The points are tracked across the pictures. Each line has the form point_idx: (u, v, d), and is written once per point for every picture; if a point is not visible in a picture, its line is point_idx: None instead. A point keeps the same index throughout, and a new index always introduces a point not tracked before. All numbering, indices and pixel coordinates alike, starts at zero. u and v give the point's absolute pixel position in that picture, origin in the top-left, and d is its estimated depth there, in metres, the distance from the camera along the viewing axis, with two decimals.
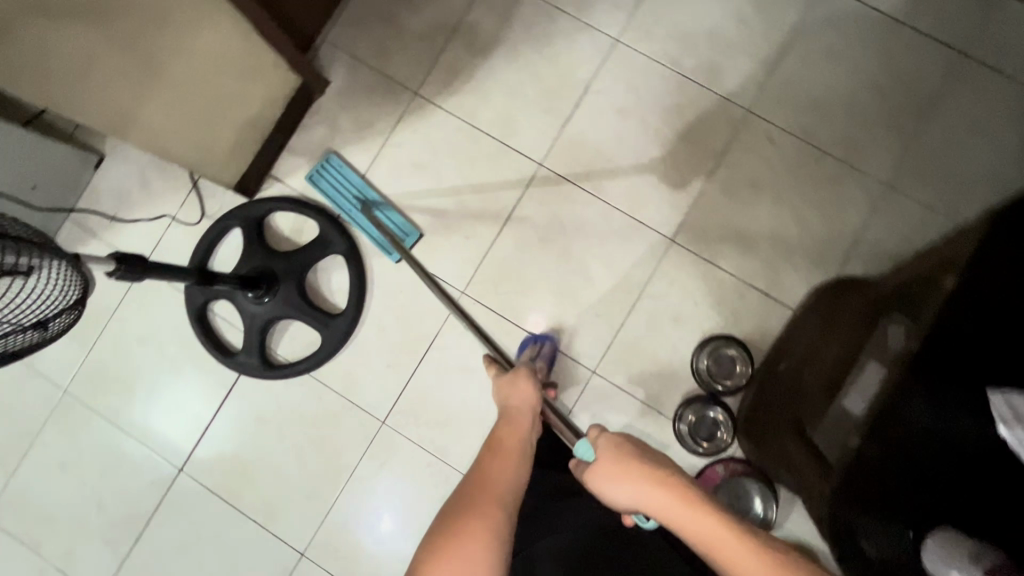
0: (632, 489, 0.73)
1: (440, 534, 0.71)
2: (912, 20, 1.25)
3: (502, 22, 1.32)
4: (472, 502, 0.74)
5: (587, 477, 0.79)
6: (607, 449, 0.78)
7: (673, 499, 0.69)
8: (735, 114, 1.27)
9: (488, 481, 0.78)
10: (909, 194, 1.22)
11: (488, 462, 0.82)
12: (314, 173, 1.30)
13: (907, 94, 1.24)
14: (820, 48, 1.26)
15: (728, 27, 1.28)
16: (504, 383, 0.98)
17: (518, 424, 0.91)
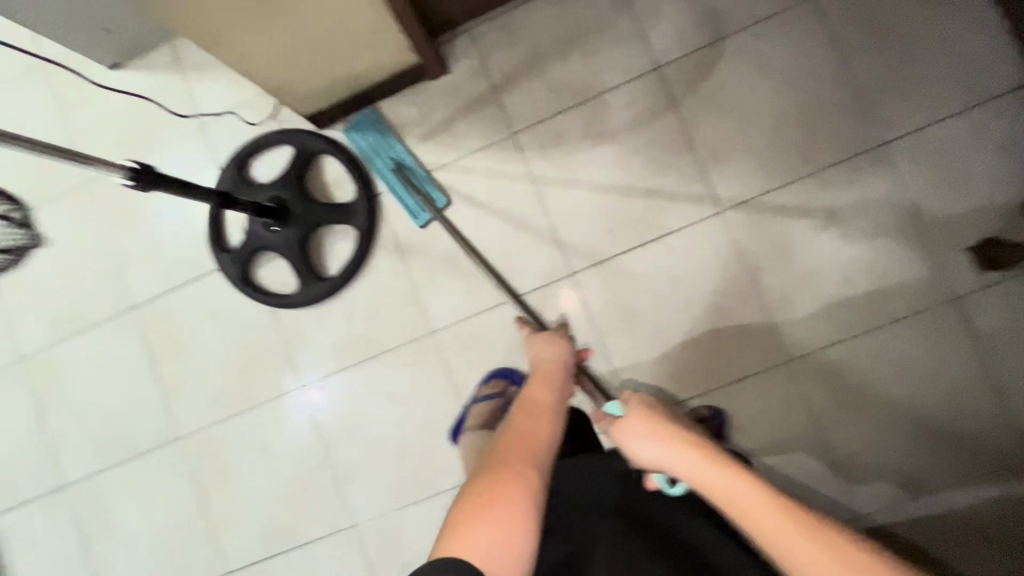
0: (659, 450, 0.72)
1: (469, 507, 0.68)
2: (1009, 393, 1.13)
3: (633, 124, 1.24)
4: (501, 469, 0.72)
5: (614, 431, 0.78)
6: (637, 409, 0.77)
7: (706, 464, 0.68)
8: (772, 355, 1.18)
9: (517, 442, 0.77)
10: (892, 542, 1.14)
11: (518, 421, 0.81)
12: (353, 123, 1.28)
13: (951, 450, 1.13)
14: (896, 355, 1.15)
15: (827, 274, 1.17)
16: (539, 342, 0.98)
17: (551, 379, 0.91)
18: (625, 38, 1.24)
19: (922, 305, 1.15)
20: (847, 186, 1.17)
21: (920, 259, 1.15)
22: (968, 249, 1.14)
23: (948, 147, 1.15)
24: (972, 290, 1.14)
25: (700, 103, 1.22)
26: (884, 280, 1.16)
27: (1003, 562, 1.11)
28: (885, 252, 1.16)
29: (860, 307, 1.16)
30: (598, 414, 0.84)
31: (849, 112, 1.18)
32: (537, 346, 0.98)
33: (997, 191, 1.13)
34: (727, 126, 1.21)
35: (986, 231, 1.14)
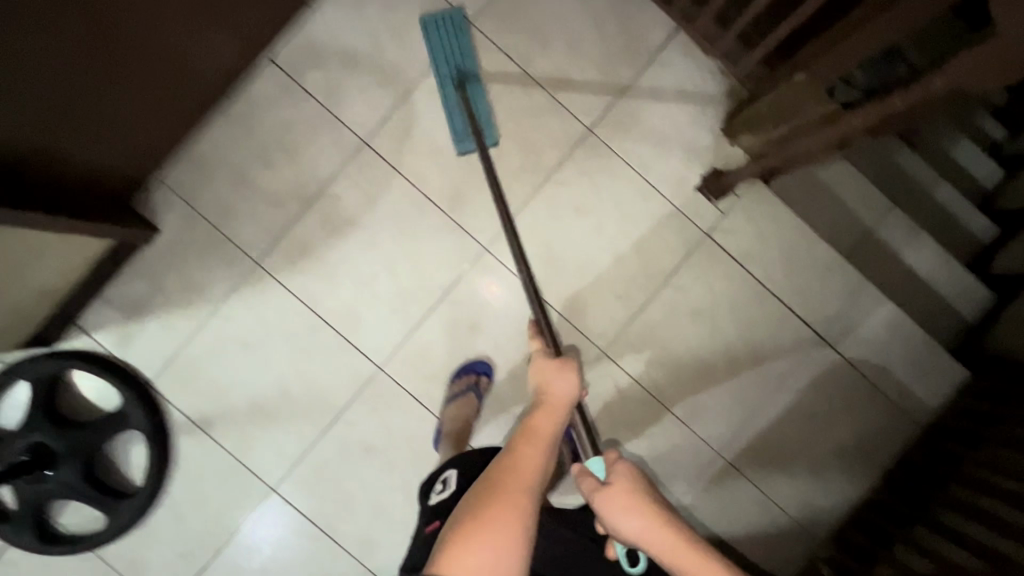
0: (637, 525, 0.74)
1: (465, 537, 0.65)
2: (782, 292, 1.27)
3: (369, 203, 1.21)
4: (494, 501, 0.69)
5: (591, 495, 0.77)
6: (625, 480, 0.77)
7: (674, 541, 0.73)
8: (587, 352, 1.24)
9: (514, 476, 0.72)
10: (743, 472, 1.26)
11: (519, 449, 0.75)
12: (433, 20, 1.20)
13: (756, 364, 1.27)
14: (684, 303, 1.25)
15: (601, 261, 1.24)
16: (544, 364, 0.84)
17: (556, 405, 0.80)
18: (322, 127, 1.20)
19: (686, 252, 1.25)
20: (579, 180, 1.23)
21: (667, 215, 1.24)
22: (698, 188, 1.25)
23: (643, 110, 1.24)
24: (716, 220, 1.25)
25: (420, 159, 1.21)
26: (648, 247, 1.24)
27: (837, 429, 1.27)
28: (635, 221, 1.24)
29: (638, 276, 1.24)
30: (575, 465, 0.80)
31: (551, 114, 1.23)
32: (546, 371, 0.83)
33: (697, 130, 1.24)
34: (453, 169, 1.22)
35: (704, 167, 1.25)
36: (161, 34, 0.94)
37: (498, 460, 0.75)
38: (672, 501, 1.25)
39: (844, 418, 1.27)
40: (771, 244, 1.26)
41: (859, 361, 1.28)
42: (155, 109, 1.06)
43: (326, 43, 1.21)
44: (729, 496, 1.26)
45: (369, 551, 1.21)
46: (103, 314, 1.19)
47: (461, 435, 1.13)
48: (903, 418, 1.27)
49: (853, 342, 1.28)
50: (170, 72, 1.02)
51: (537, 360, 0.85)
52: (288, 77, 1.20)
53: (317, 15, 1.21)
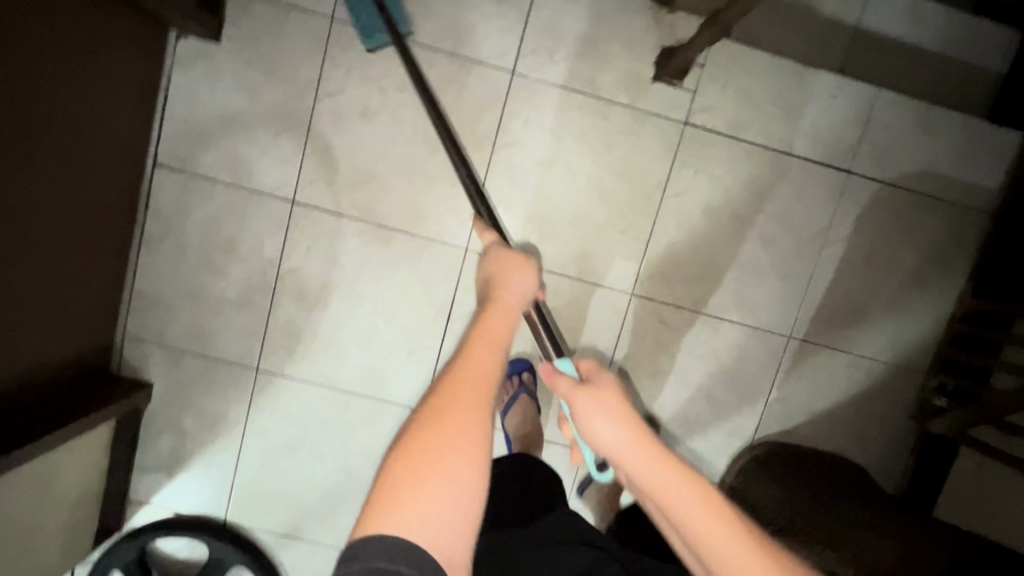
0: (616, 434, 0.56)
1: (415, 463, 0.49)
2: (791, 145, 1.12)
3: (332, 261, 1.10)
4: (451, 413, 0.52)
5: (571, 396, 0.61)
6: (609, 386, 0.61)
7: (660, 459, 0.53)
8: (616, 300, 1.15)
9: (473, 377, 0.55)
10: (821, 342, 1.18)
11: (477, 344, 0.58)
12: None
13: (793, 231, 1.15)
14: (693, 207, 1.13)
15: (590, 205, 1.11)
16: (508, 252, 0.70)
17: (511, 297, 0.65)
18: (246, 208, 1.08)
19: (672, 153, 1.11)
20: (528, 132, 1.09)
21: (636, 124, 1.09)
22: (655, 78, 1.08)
23: (560, 23, 1.06)
24: (690, 104, 1.10)
25: (358, 191, 1.09)
26: (630, 167, 1.11)
27: (903, 257, 1.16)
28: (606, 146, 1.10)
29: (634, 202, 1.12)
30: (547, 365, 0.66)
31: (467, 77, 1.07)
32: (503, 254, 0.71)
33: (628, 16, 1.06)
34: (395, 185, 1.09)
35: (652, 52, 1.08)
36: (42, 204, 0.82)
37: (447, 362, 0.57)
38: (763, 400, 1.19)
39: (903, 242, 1.15)
40: (758, 100, 1.11)
41: (900, 179, 1.14)
42: (79, 277, 0.96)
43: (202, 118, 1.06)
44: (817, 371, 1.19)
45: None
46: (148, 481, 1.15)
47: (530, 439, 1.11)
48: (965, 215, 1.15)
49: (888, 161, 1.13)
50: (70, 235, 0.91)
51: (493, 250, 0.71)
52: (185, 173, 1.07)
53: (176, 92, 1.05)
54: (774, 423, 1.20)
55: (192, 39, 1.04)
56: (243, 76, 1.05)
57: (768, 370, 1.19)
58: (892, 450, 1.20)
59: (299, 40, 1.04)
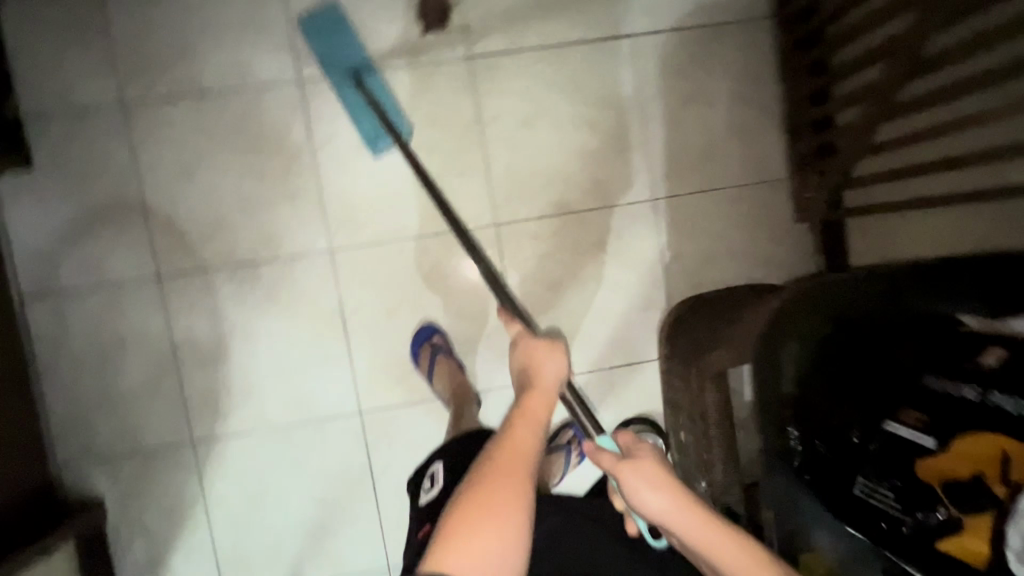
0: (665, 503, 0.68)
1: (465, 520, 0.63)
2: (569, 34, 1.19)
3: (217, 314, 1.15)
4: (493, 484, 0.66)
5: (615, 471, 0.71)
6: (650, 459, 0.71)
7: (700, 520, 0.67)
8: (486, 235, 1.20)
9: (510, 457, 0.70)
10: (686, 191, 1.22)
11: (518, 427, 0.73)
12: (309, 23, 1.12)
13: (610, 105, 1.20)
14: (512, 124, 1.19)
15: (421, 162, 1.17)
16: (536, 349, 0.83)
17: (544, 391, 0.79)
18: (121, 302, 1.14)
19: (470, 87, 1.17)
20: (337, 124, 1.16)
21: (427, 77, 1.16)
22: (424, 32, 1.16)
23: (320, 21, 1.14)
24: (464, 37, 1.17)
25: (213, 243, 1.14)
26: (441, 117, 1.17)
27: (716, 84, 1.21)
28: (410, 106, 1.16)
29: (458, 143, 1.18)
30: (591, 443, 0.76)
31: (262, 103, 1.14)
32: (535, 351, 0.83)
33: None
34: (243, 224, 1.15)
35: (410, 10, 1.15)
36: None
37: (493, 445, 0.72)
38: (660, 265, 1.22)
39: (710, 72, 1.21)
40: (523, 10, 1.17)
41: (679, 19, 1.20)
42: None
43: (46, 241, 1.12)
44: (695, 217, 1.23)
45: None
46: None
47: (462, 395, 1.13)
48: (752, 23, 1.21)
49: (660, 9, 1.20)
50: None
51: (521, 347, 0.85)
52: (53, 294, 1.12)
53: (14, 227, 1.11)
54: (682, 282, 1.23)
55: (8, 177, 1.11)
56: (68, 188, 1.12)
57: (652, 236, 1.23)
58: (799, 256, 1.23)
59: (104, 137, 1.12)
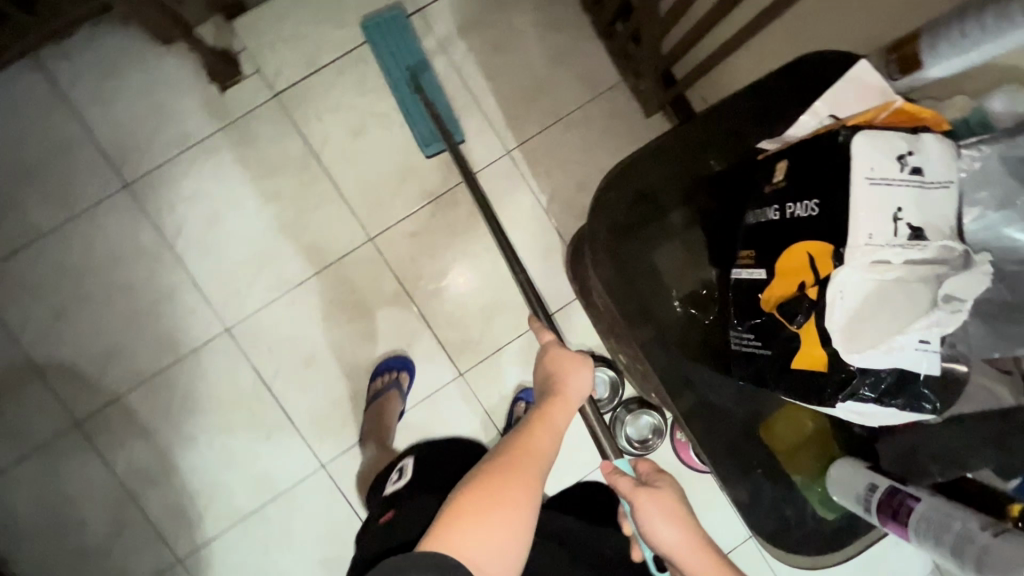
0: (677, 534, 0.70)
1: (478, 503, 0.61)
2: (362, 32, 1.17)
3: (148, 434, 1.15)
4: (510, 475, 0.64)
5: (632, 496, 0.72)
6: (671, 491, 0.73)
7: (705, 559, 0.69)
8: (368, 252, 1.18)
9: (531, 456, 0.67)
10: (536, 131, 1.21)
11: (537, 433, 0.70)
12: (373, 20, 1.15)
13: (430, 81, 1.19)
14: (345, 139, 1.17)
15: (275, 212, 1.16)
16: (565, 359, 0.78)
17: (570, 401, 0.76)
18: (54, 461, 1.13)
19: (291, 122, 1.15)
20: (180, 211, 1.14)
21: (245, 129, 1.15)
22: (223, 89, 1.14)
23: (120, 121, 1.12)
24: (263, 79, 1.15)
25: (115, 370, 1.14)
26: (276, 160, 1.15)
27: (520, 21, 1.21)
28: (241, 164, 1.15)
29: (302, 179, 1.16)
30: (610, 464, 0.75)
31: (101, 221, 1.13)
32: (561, 358, 0.78)
33: (159, 68, 1.12)
34: (136, 339, 1.14)
35: (201, 74, 1.14)
36: None
37: (513, 439, 0.69)
38: (543, 209, 1.22)
39: (509, 13, 1.20)
40: (307, 28, 1.16)
41: None
42: None
43: None
44: (556, 152, 1.22)
45: None
46: None
47: (383, 434, 1.11)
48: None
49: None
50: None
51: (551, 353, 0.79)
52: None
53: None
54: (570, 217, 1.22)
55: None
56: None
57: (525, 187, 1.22)
58: None
59: None
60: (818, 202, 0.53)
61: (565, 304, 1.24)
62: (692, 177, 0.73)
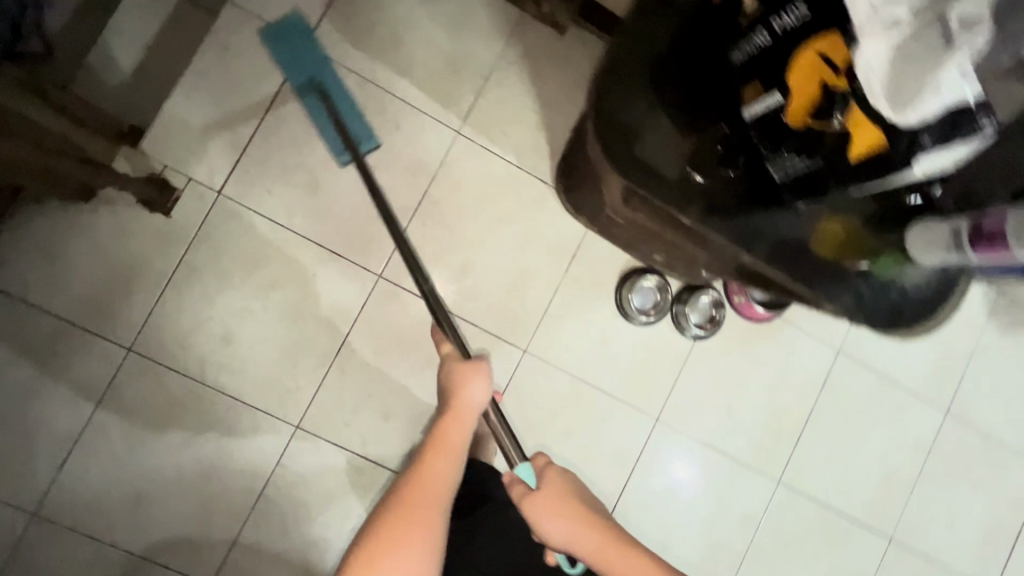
0: (569, 528, 0.76)
1: (373, 560, 0.64)
2: (265, 93, 1.13)
3: (281, 558, 1.14)
4: (405, 516, 0.67)
5: (523, 503, 0.78)
6: (561, 487, 0.78)
7: (598, 534, 0.76)
8: (384, 290, 1.16)
9: (424, 490, 0.70)
10: (473, 99, 1.19)
11: (430, 463, 0.72)
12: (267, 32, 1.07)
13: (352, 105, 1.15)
14: (305, 199, 1.13)
15: (280, 299, 1.13)
16: (459, 369, 0.79)
17: (465, 414, 0.77)
18: None
19: (249, 210, 1.12)
20: (191, 347, 1.10)
21: (210, 239, 1.10)
22: (167, 213, 1.09)
23: (87, 295, 1.07)
24: (199, 185, 1.10)
25: (217, 520, 1.11)
26: (253, 252, 1.12)
27: (403, 7, 1.17)
28: (224, 273, 1.11)
29: (288, 256, 1.13)
30: (510, 473, 0.81)
31: (126, 395, 1.08)
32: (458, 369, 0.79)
33: (95, 226, 1.07)
34: (220, 483, 1.11)
35: (139, 211, 1.08)
36: None
37: (407, 476, 0.72)
38: (517, 167, 1.21)
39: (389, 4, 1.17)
40: (213, 116, 1.11)
41: None
42: None
43: None
44: (501, 110, 1.20)
45: (622, 451, 1.27)
46: None
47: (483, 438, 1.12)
48: None
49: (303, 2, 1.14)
50: None
51: (451, 362, 0.80)
52: None
53: None
54: (544, 160, 1.22)
55: None
56: None
57: (490, 155, 1.20)
58: (595, 53, 1.22)
59: (51, 551, 1.06)
60: (807, 3, 0.57)
61: (582, 240, 1.24)
62: (654, 54, 0.74)
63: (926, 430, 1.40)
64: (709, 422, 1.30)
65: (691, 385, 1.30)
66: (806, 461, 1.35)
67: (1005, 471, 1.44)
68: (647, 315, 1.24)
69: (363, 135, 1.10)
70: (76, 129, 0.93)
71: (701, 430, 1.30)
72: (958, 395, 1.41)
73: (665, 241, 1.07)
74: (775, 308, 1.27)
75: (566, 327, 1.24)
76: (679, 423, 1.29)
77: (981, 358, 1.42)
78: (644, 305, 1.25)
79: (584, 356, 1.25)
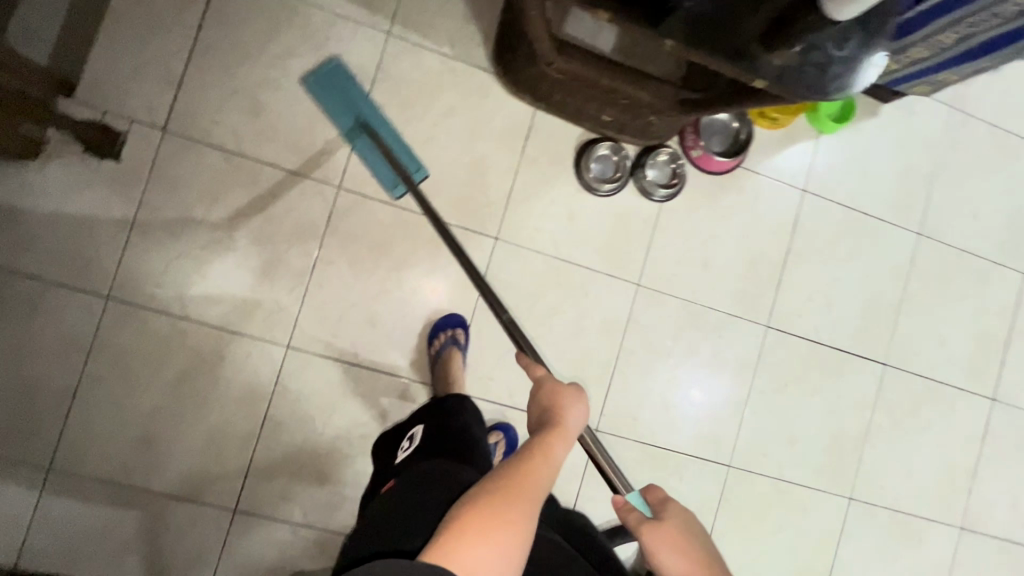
0: (680, 562, 0.74)
1: (477, 518, 0.63)
2: (188, 24, 1.12)
3: (298, 475, 1.16)
4: (511, 495, 0.66)
5: (638, 529, 0.78)
6: (673, 523, 0.78)
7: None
8: (345, 200, 1.17)
9: (530, 481, 0.69)
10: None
11: (535, 462, 0.72)
12: (317, 74, 1.15)
13: (277, 23, 1.15)
14: (249, 123, 1.14)
15: (245, 225, 1.14)
16: (563, 391, 0.84)
17: (568, 433, 0.80)
18: (242, 553, 1.14)
19: (196, 142, 1.12)
20: (168, 285, 1.12)
21: (165, 177, 1.11)
22: (117, 157, 1.10)
23: (54, 250, 1.08)
24: (141, 125, 1.11)
25: (228, 448, 1.14)
26: (211, 183, 1.13)
27: None
28: (185, 207, 1.12)
29: (244, 181, 1.14)
30: (620, 498, 0.82)
31: (114, 342, 1.10)
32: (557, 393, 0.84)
33: (48, 180, 1.07)
34: (224, 411, 1.14)
35: (88, 160, 1.09)
36: None
37: (512, 465, 0.71)
38: (453, 59, 1.21)
39: None
40: (141, 55, 1.11)
41: None
42: None
43: None
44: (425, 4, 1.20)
45: (609, 321, 1.29)
46: None
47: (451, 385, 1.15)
48: None
49: None
50: None
51: (547, 387, 0.84)
52: None
53: None
54: (479, 47, 1.22)
55: None
56: (108, 553, 1.10)
57: (424, 51, 1.20)
58: None
59: (72, 503, 1.09)
60: None
61: (530, 120, 1.25)
62: None
63: (902, 253, 1.43)
64: (689, 279, 1.33)
65: (664, 246, 1.32)
66: (790, 303, 1.38)
67: (985, 282, 1.47)
68: (611, 180, 1.27)
69: (412, 163, 1.16)
70: (10, 75, 0.94)
71: (682, 288, 1.33)
72: (926, 215, 1.44)
73: (610, 95, 1.09)
74: (735, 156, 1.30)
75: (532, 208, 1.26)
76: (659, 285, 1.31)
77: (942, 175, 1.44)
78: (604, 171, 1.27)
79: (553, 233, 1.27)
